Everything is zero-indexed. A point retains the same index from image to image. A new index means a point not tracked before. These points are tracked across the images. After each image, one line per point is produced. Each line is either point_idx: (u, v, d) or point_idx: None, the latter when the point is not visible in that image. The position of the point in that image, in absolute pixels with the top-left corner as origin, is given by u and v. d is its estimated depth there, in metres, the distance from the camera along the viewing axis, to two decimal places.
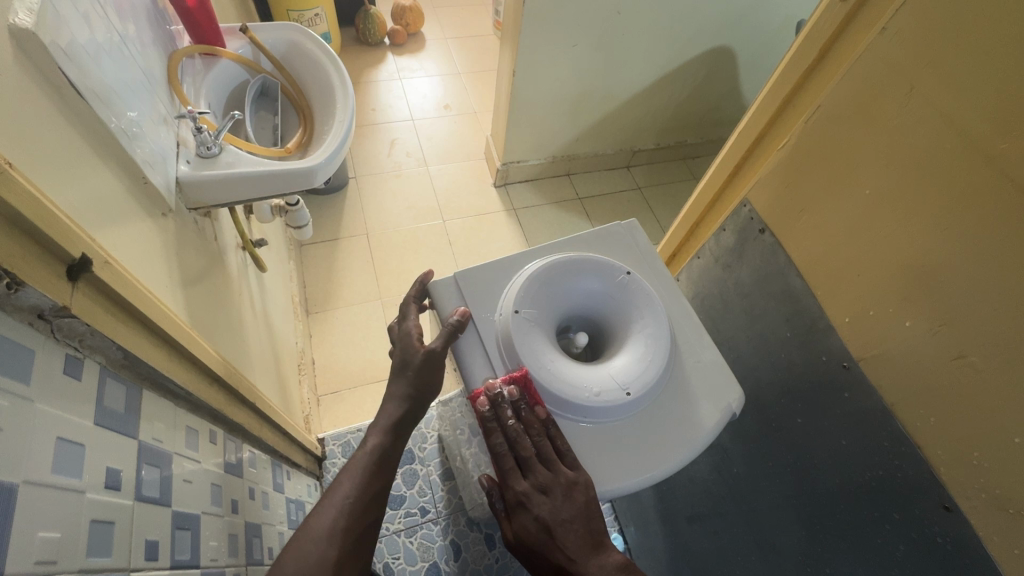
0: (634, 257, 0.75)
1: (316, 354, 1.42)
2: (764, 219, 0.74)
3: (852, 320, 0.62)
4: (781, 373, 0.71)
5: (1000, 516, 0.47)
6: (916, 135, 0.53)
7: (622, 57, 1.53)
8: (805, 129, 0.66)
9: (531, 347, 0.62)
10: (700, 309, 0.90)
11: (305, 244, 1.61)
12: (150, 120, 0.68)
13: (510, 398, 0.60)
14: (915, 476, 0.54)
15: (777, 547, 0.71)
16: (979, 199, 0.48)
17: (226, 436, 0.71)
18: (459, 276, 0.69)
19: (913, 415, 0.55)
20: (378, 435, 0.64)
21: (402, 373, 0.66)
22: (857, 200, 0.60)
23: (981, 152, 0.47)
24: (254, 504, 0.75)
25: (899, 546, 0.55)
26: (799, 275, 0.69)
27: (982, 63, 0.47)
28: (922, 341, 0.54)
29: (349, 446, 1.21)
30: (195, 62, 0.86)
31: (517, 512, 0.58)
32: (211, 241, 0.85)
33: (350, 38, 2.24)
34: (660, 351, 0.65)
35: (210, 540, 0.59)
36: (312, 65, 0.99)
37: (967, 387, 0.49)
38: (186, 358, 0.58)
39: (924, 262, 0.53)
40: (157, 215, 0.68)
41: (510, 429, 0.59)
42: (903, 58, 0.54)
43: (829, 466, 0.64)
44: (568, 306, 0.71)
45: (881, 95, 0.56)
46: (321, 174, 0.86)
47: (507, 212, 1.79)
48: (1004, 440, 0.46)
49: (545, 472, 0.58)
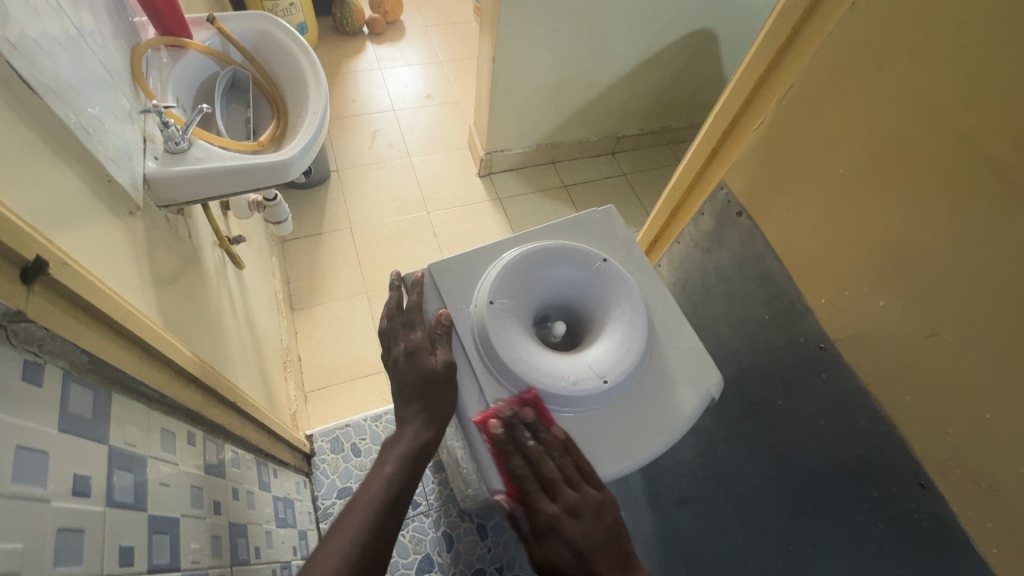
0: (610, 243, 0.74)
1: (302, 351, 1.41)
2: (741, 202, 0.74)
3: (828, 301, 0.62)
4: (762, 357, 0.71)
5: (974, 492, 0.47)
6: (888, 113, 0.53)
7: (603, 40, 1.51)
8: (779, 110, 0.65)
9: (506, 337, 0.62)
10: (681, 294, 0.89)
11: (287, 239, 1.59)
12: (113, 115, 0.66)
13: (524, 419, 0.59)
14: (893, 454, 0.55)
15: (761, 527, 0.71)
16: (951, 178, 0.47)
17: (207, 437, 0.70)
18: (432, 267, 0.68)
19: (889, 395, 0.55)
20: (393, 464, 0.58)
21: (422, 389, 0.60)
22: (830, 181, 0.60)
23: (951, 128, 0.47)
24: (239, 504, 0.75)
25: (880, 521, 0.56)
26: (777, 258, 0.69)
27: (948, 38, 0.46)
28: (894, 322, 0.54)
29: (341, 442, 1.22)
30: (160, 54, 0.84)
31: (548, 541, 0.54)
32: (185, 239, 0.84)
33: (328, 27, 2.19)
34: (639, 340, 0.64)
35: (191, 542, 0.59)
36: (282, 55, 0.96)
37: (940, 363, 0.50)
38: (157, 358, 0.57)
39: (897, 242, 0.53)
40: (124, 214, 0.66)
41: (530, 451, 0.57)
42: (873, 35, 0.53)
43: (810, 447, 0.64)
44: (546, 296, 0.70)
45: (852, 74, 0.56)
46: (296, 166, 0.84)
47: (492, 202, 1.77)
48: (975, 417, 0.47)
49: (572, 493, 0.55)
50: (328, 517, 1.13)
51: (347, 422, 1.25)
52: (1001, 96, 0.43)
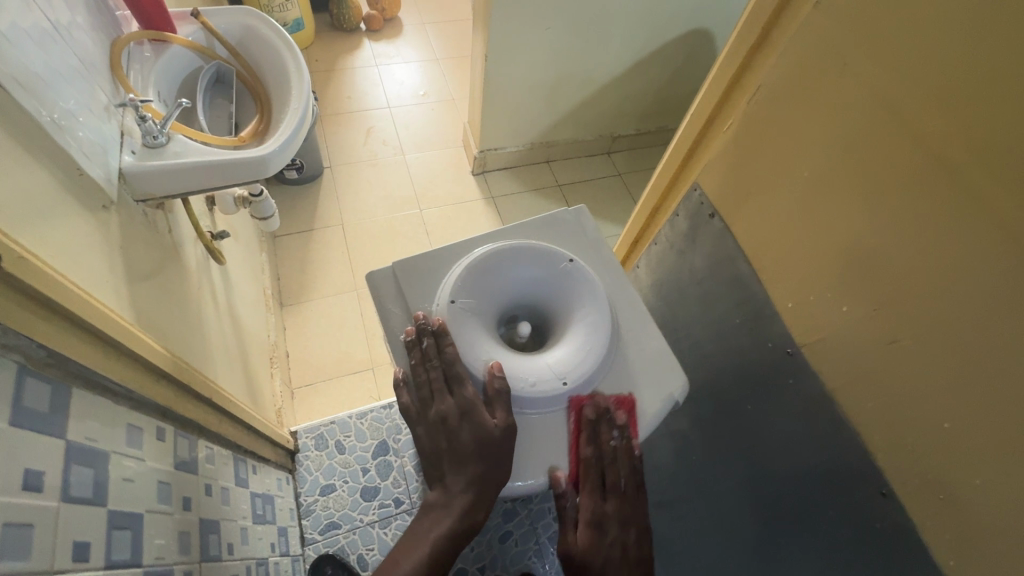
0: (579, 242, 0.74)
1: (290, 347, 1.41)
2: (713, 204, 0.73)
3: (795, 305, 0.61)
4: (732, 361, 0.71)
5: (934, 501, 0.47)
6: (850, 115, 0.52)
7: (597, 39, 1.50)
8: (747, 111, 0.65)
9: (466, 338, 0.64)
10: (657, 296, 0.89)
11: (278, 235, 1.59)
12: (88, 109, 0.66)
13: (614, 419, 0.64)
14: (856, 463, 0.54)
15: (732, 532, 0.71)
16: (909, 181, 0.47)
17: (178, 432, 0.70)
18: (396, 266, 0.69)
19: (853, 401, 0.55)
20: (443, 524, 0.60)
21: (478, 457, 0.59)
22: (796, 184, 0.60)
23: (909, 130, 0.46)
24: (212, 500, 0.75)
25: (844, 530, 0.55)
26: (747, 261, 0.69)
27: (905, 39, 0.45)
28: (857, 326, 0.54)
29: (325, 439, 1.22)
30: (143, 49, 0.84)
31: (592, 530, 0.60)
32: (164, 234, 0.84)
33: (325, 23, 2.19)
34: (601, 341, 0.65)
35: (156, 538, 0.58)
36: (266, 50, 0.95)
37: (901, 370, 0.49)
38: (123, 353, 0.57)
39: (860, 247, 0.52)
40: (98, 209, 0.66)
41: (607, 447, 0.63)
42: (833, 33, 0.52)
43: (778, 452, 0.63)
44: (511, 296, 0.71)
45: (815, 76, 0.55)
46: (274, 163, 0.83)
47: (485, 200, 1.77)
48: (933, 425, 0.47)
49: (625, 503, 0.62)
50: (310, 514, 1.13)
51: (332, 419, 1.25)
52: (956, 98, 0.42)
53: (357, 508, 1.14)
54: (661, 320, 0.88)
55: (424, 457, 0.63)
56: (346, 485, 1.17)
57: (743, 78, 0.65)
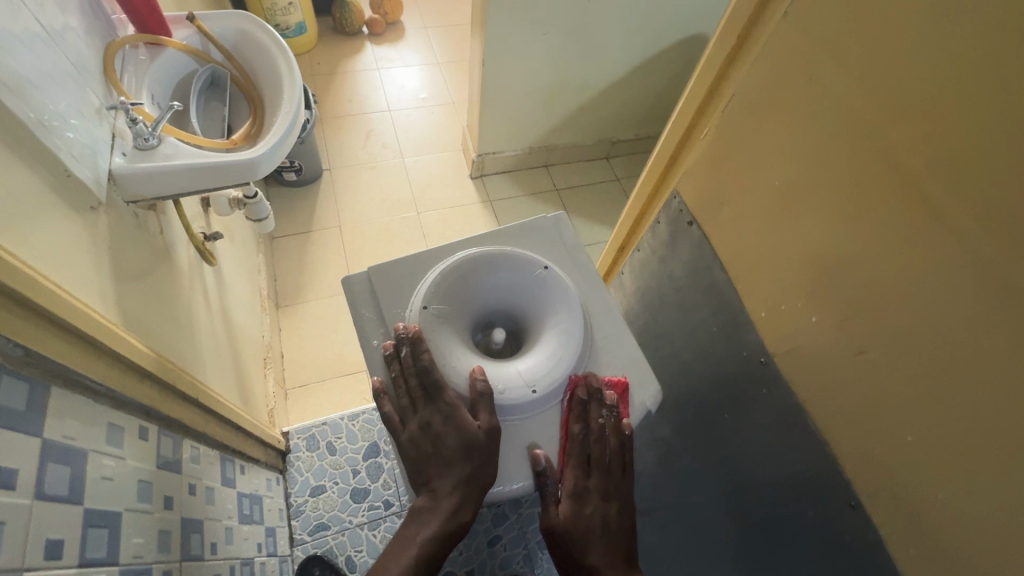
0: (556, 249, 0.75)
1: (285, 348, 1.41)
2: (691, 211, 0.74)
3: (767, 314, 0.62)
4: (710, 369, 0.71)
5: (900, 514, 0.47)
6: (816, 122, 0.52)
7: (595, 44, 1.50)
8: (721, 119, 0.65)
9: (439, 344, 0.65)
10: (639, 302, 0.89)
11: (276, 237, 1.60)
12: (78, 111, 0.67)
13: (605, 400, 0.65)
14: (825, 474, 0.54)
15: (710, 542, 0.71)
16: (872, 192, 0.47)
17: (162, 432, 0.70)
18: (371, 271, 0.70)
19: (823, 411, 0.55)
20: (432, 526, 0.60)
21: (464, 459, 0.60)
22: (767, 193, 0.60)
23: (874, 140, 0.46)
24: (195, 500, 0.75)
25: (814, 542, 0.55)
26: (722, 268, 0.69)
27: (869, 49, 0.46)
28: (828, 335, 0.54)
29: (316, 440, 1.23)
30: (138, 52, 0.85)
31: (575, 504, 0.62)
32: (155, 235, 0.85)
33: (328, 26, 2.20)
34: (572, 349, 0.66)
35: (135, 537, 0.59)
36: (259, 55, 0.96)
37: (869, 381, 0.49)
38: (105, 353, 0.58)
39: (829, 257, 0.52)
40: (85, 210, 0.66)
41: (596, 424, 0.64)
42: (802, 42, 0.52)
43: (754, 461, 0.63)
44: (485, 302, 0.72)
45: (784, 84, 0.55)
46: (264, 167, 0.84)
47: (482, 204, 1.77)
48: (898, 438, 0.47)
49: (610, 480, 0.64)
50: (299, 515, 1.13)
51: (323, 420, 1.25)
52: (917, 109, 0.43)
53: (346, 509, 1.15)
54: (644, 327, 0.88)
55: (409, 463, 0.63)
56: (336, 486, 1.17)
57: (719, 86, 0.65)
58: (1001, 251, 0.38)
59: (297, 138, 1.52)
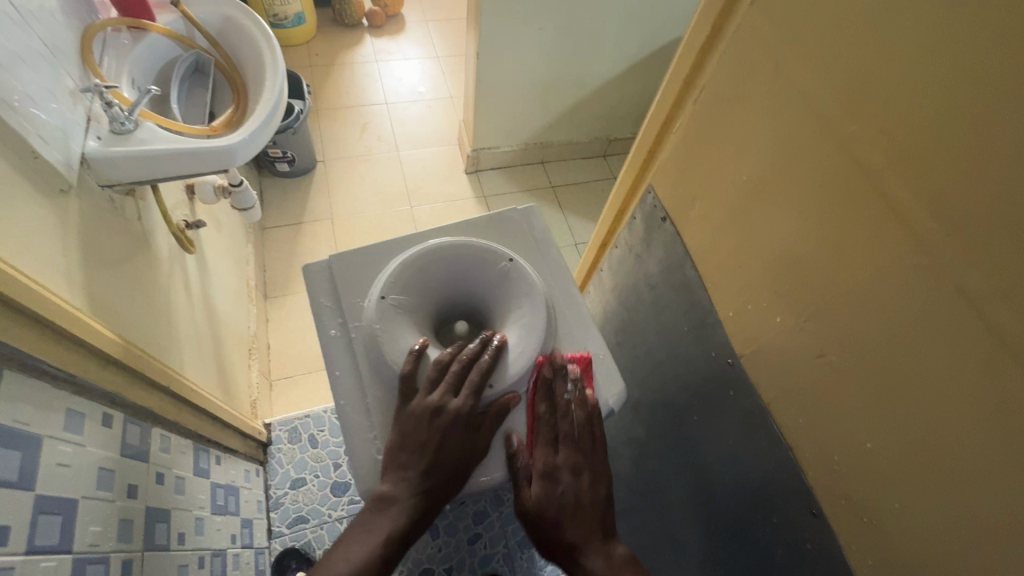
0: (523, 242, 0.75)
1: (272, 339, 1.41)
2: (666, 207, 0.73)
3: (735, 313, 0.61)
4: (683, 369, 0.71)
5: (856, 523, 0.48)
6: (782, 114, 0.51)
7: (591, 40, 1.48)
8: (696, 112, 0.64)
9: (394, 333, 0.64)
10: (617, 300, 0.88)
11: (267, 228, 1.60)
12: (50, 92, 0.66)
13: (570, 375, 0.65)
14: (789, 479, 0.54)
15: (683, 546, 0.72)
16: (832, 187, 0.46)
17: (129, 420, 0.70)
18: (331, 260, 0.71)
19: (786, 415, 0.55)
20: (404, 509, 0.57)
21: (456, 461, 0.59)
22: (737, 188, 0.59)
23: (835, 132, 0.45)
24: (163, 489, 0.74)
25: (778, 548, 0.55)
26: (694, 267, 0.68)
27: (831, 41, 0.45)
28: (791, 336, 0.53)
29: (298, 433, 1.22)
30: (120, 36, 0.84)
31: (545, 482, 0.60)
32: (133, 222, 0.84)
33: (327, 18, 2.19)
34: (534, 346, 0.65)
35: (91, 525, 0.58)
36: (243, 40, 0.95)
37: (828, 383, 0.49)
38: (64, 338, 0.57)
39: (793, 254, 0.52)
40: (54, 193, 0.65)
41: (559, 401, 0.64)
42: (770, 33, 0.51)
43: (722, 465, 0.63)
44: (448, 293, 0.72)
45: (754, 76, 0.54)
46: (242, 154, 0.83)
47: (476, 199, 1.76)
48: (858, 444, 0.47)
49: (580, 455, 0.62)
50: (278, 507, 1.12)
51: (306, 413, 1.24)
52: (875, 102, 0.41)
53: (326, 503, 1.14)
54: (622, 325, 0.87)
55: (399, 437, 0.60)
56: (317, 479, 1.16)
57: (693, 79, 0.64)
58: (956, 251, 0.37)
59: (290, 128, 1.51)
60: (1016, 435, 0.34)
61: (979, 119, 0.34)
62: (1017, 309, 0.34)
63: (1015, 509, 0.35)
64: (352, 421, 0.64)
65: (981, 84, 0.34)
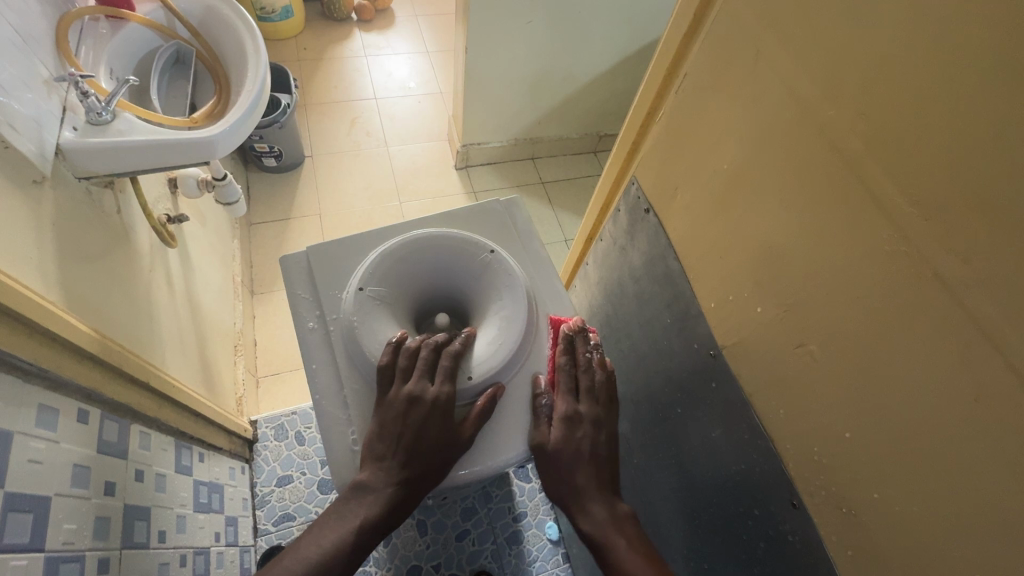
0: (505, 234, 0.74)
1: (258, 336, 1.39)
2: (650, 200, 0.73)
3: (716, 305, 0.61)
4: (666, 363, 0.70)
5: (836, 515, 0.48)
6: (762, 103, 0.51)
7: (581, 34, 1.48)
8: (678, 102, 0.64)
9: (371, 326, 0.64)
10: (602, 293, 0.88)
11: (254, 223, 1.58)
12: (23, 81, 0.64)
13: (591, 340, 0.66)
14: (770, 472, 0.54)
15: (669, 539, 0.72)
16: (812, 175, 0.46)
17: (107, 416, 0.69)
18: (310, 251, 0.70)
19: (768, 407, 0.54)
20: (377, 500, 0.56)
21: (434, 452, 0.58)
22: (719, 179, 0.59)
23: (814, 121, 0.45)
24: (143, 487, 0.73)
25: (760, 541, 0.56)
26: (676, 258, 0.68)
27: (811, 27, 0.44)
28: (771, 328, 0.53)
29: (285, 430, 1.21)
30: (98, 25, 0.82)
31: (564, 425, 0.60)
32: (111, 214, 0.82)
33: (316, 12, 2.17)
34: (514, 336, 0.65)
35: (65, 522, 0.57)
36: (225, 30, 0.93)
37: (808, 374, 0.49)
38: (37, 332, 0.56)
39: (774, 245, 0.52)
40: (27, 184, 0.64)
41: (582, 356, 0.64)
42: (751, 21, 0.51)
43: (706, 458, 0.63)
44: (428, 285, 0.72)
45: (735, 65, 0.54)
46: (222, 146, 0.81)
47: (467, 195, 1.75)
48: (837, 436, 0.47)
49: (599, 409, 0.62)
50: (264, 505, 1.11)
51: (293, 410, 1.23)
52: (854, 89, 0.41)
53: (313, 500, 1.13)
54: (607, 319, 0.87)
55: (378, 426, 0.59)
56: (303, 476, 1.15)
57: (676, 69, 0.64)
58: (934, 240, 0.37)
59: (276, 122, 1.49)
60: (992, 425, 0.34)
61: (960, 103, 0.34)
62: (993, 297, 0.34)
63: (994, 499, 0.35)
64: (328, 414, 0.63)
65: (963, 67, 0.34)
